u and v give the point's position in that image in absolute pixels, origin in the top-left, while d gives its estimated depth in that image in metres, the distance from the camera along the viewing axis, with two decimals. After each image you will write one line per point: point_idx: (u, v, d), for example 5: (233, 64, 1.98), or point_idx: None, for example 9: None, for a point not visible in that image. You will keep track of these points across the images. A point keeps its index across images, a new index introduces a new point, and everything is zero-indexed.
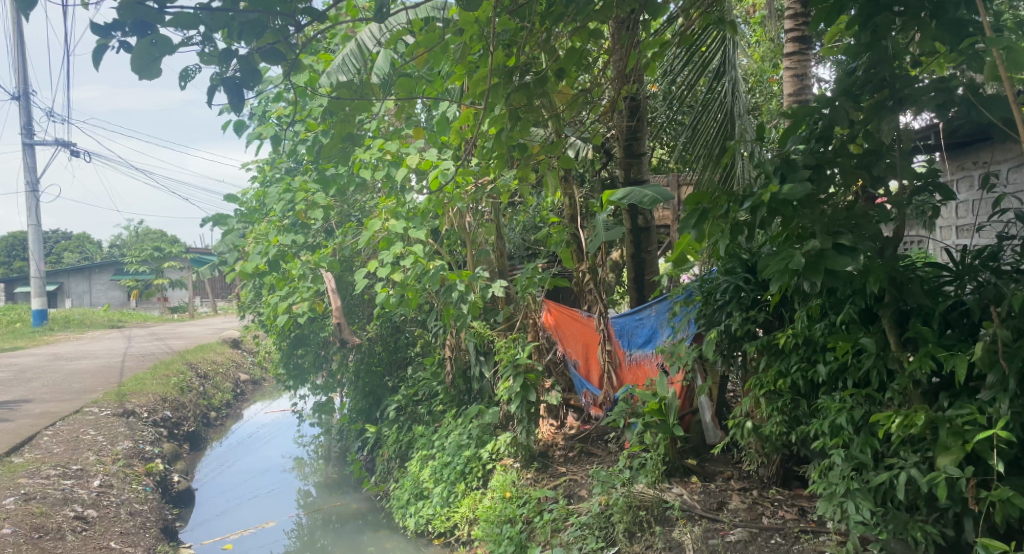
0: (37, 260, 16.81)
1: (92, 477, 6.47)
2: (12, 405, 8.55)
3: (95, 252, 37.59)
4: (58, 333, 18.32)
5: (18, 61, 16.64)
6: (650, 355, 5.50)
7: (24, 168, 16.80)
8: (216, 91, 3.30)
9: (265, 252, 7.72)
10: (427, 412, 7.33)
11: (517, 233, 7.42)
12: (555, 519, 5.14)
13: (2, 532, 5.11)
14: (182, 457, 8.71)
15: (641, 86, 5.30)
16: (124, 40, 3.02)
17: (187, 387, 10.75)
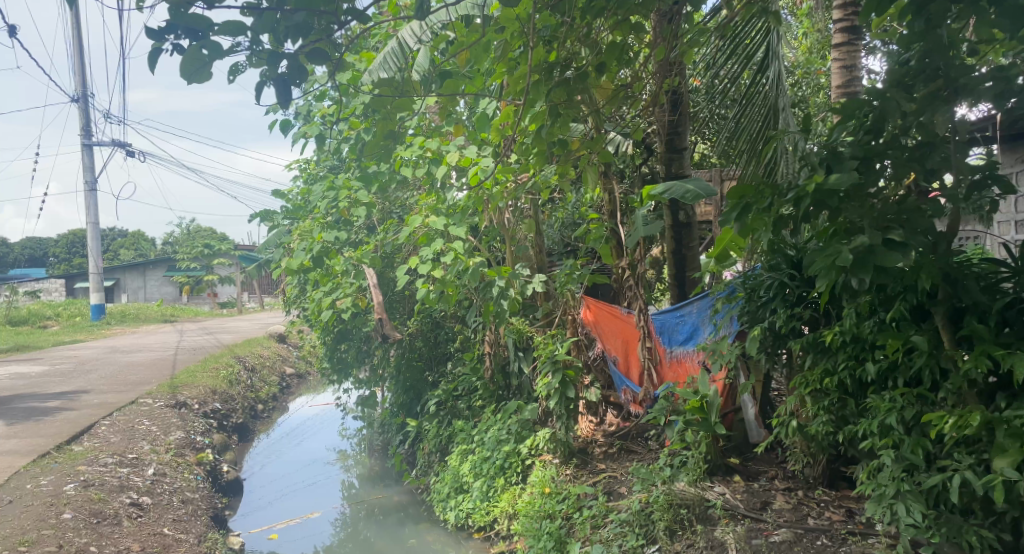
0: (96, 257, 17.27)
1: (146, 466, 6.62)
2: (71, 396, 8.81)
3: (148, 249, 38.50)
4: (116, 327, 18.83)
5: (76, 64, 17.08)
6: (691, 353, 5.40)
7: (83, 168, 17.28)
8: (264, 89, 3.34)
9: (310, 249, 7.80)
10: (467, 406, 7.35)
11: (556, 229, 7.40)
12: (595, 515, 5.11)
13: (64, 517, 5.23)
14: (231, 448, 8.87)
15: (683, 78, 5.23)
16: (176, 43, 3.08)
17: (235, 380, 10.96)
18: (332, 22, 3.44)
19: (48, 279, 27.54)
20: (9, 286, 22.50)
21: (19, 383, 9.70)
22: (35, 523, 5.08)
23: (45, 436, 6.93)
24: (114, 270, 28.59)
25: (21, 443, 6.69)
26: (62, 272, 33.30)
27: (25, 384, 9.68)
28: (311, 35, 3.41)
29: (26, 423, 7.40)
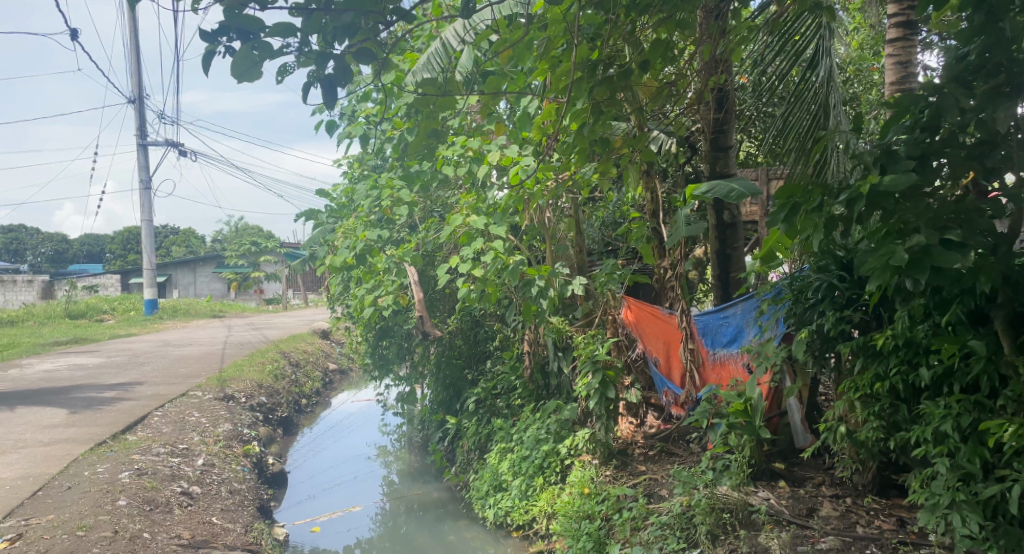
0: (151, 254, 17.68)
1: (196, 456, 6.74)
2: (125, 387, 9.02)
3: (198, 246, 39.35)
4: (169, 322, 19.29)
5: (132, 66, 17.50)
6: (735, 355, 5.31)
7: (139, 167, 17.71)
8: (311, 90, 3.37)
9: (354, 246, 7.85)
10: (505, 405, 7.34)
11: (597, 229, 7.35)
12: (636, 517, 5.06)
13: (118, 504, 5.29)
14: (276, 441, 8.99)
15: (729, 75, 5.13)
16: (229, 45, 3.12)
17: (280, 375, 11.11)
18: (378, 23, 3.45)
19: (103, 275, 28.27)
20: (69, 280, 23.23)
21: (77, 373, 9.99)
22: (91, 509, 5.15)
23: (101, 425, 7.10)
24: (166, 267, 29.29)
25: (78, 432, 6.86)
26: (118, 268, 34.24)
27: (83, 375, 9.95)
28: (357, 36, 3.44)
29: (83, 412, 7.60)
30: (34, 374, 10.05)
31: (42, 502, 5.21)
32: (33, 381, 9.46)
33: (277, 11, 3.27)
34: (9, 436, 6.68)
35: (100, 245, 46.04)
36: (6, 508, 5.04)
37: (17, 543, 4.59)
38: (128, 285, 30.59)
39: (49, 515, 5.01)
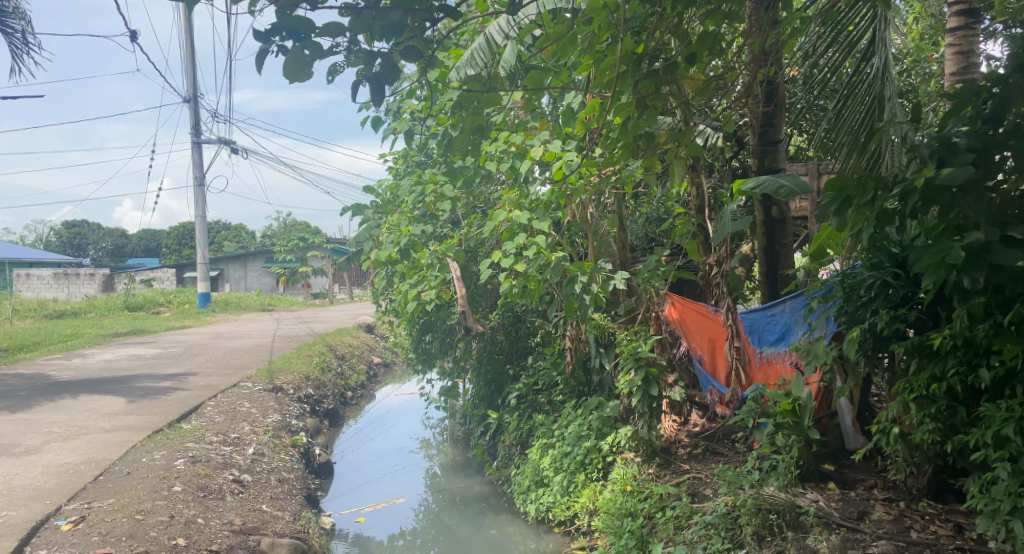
0: (204, 248, 18.06)
1: (247, 445, 6.86)
2: (180, 377, 9.24)
3: (248, 241, 40.20)
4: (222, 315, 19.72)
5: (187, 66, 17.89)
6: (783, 354, 5.20)
7: (193, 164, 18.12)
8: (358, 88, 3.44)
9: (397, 242, 7.88)
10: (547, 401, 7.31)
11: (640, 225, 7.27)
12: (679, 516, 5.00)
13: (175, 490, 5.40)
14: (322, 432, 9.11)
15: (779, 68, 5.06)
16: (282, 45, 3.25)
17: (327, 367, 11.26)
18: (425, 20, 3.48)
19: (158, 268, 29.00)
20: (129, 274, 23.92)
21: (136, 363, 10.26)
22: (149, 494, 5.26)
23: (158, 414, 7.27)
24: (218, 261, 29.99)
25: (137, 419, 7.04)
26: (174, 262, 35.13)
27: (140, 365, 10.23)
28: (403, 33, 3.47)
29: (142, 401, 7.80)
30: (95, 364, 10.37)
31: (104, 486, 5.34)
32: (95, 370, 9.75)
33: (327, 11, 3.36)
34: (73, 423, 6.88)
35: (157, 241, 47.24)
36: (69, 491, 5.18)
37: (80, 525, 4.71)
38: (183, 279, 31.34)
39: (110, 499, 5.13)
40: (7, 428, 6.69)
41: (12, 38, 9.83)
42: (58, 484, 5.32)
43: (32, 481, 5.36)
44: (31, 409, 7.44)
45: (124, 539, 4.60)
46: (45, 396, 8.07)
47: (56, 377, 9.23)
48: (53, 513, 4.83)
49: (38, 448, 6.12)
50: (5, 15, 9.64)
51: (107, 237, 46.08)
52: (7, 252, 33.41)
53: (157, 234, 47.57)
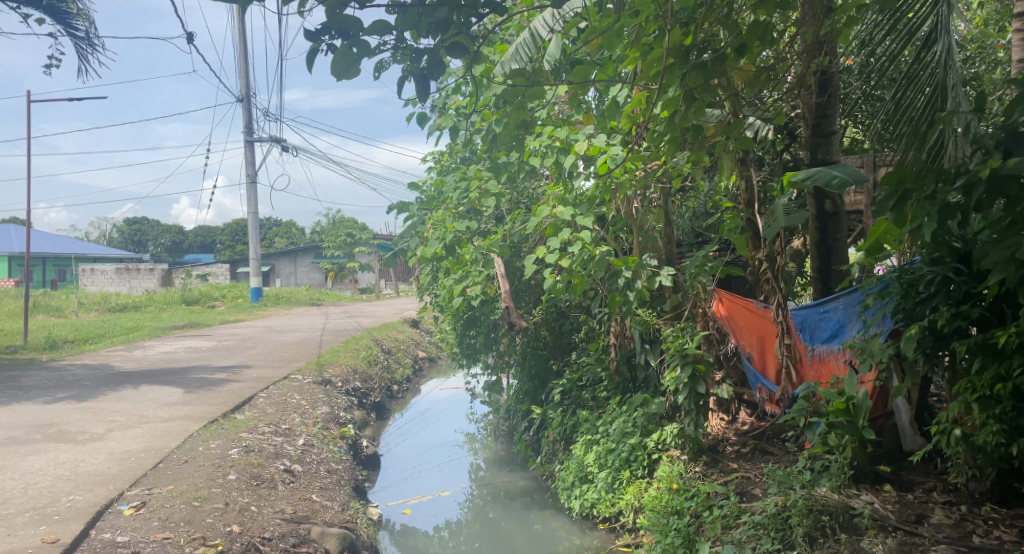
0: (257, 244, 18.39)
1: (297, 436, 6.96)
2: (234, 369, 9.42)
3: (298, 238, 40.88)
4: (274, 309, 20.10)
5: (240, 66, 18.23)
6: (836, 352, 5.05)
7: (246, 163, 18.47)
8: (405, 85, 3.47)
9: (443, 238, 8.01)
10: (591, 397, 7.25)
11: (687, 219, 7.13)
12: (727, 515, 4.91)
13: (229, 478, 5.49)
14: (370, 425, 9.20)
15: (834, 59, 4.97)
16: (330, 43, 3.28)
17: (374, 361, 11.37)
18: (471, 15, 3.50)
19: (212, 264, 29.66)
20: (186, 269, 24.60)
21: (193, 355, 10.51)
22: (205, 482, 5.36)
23: (213, 404, 7.42)
24: (268, 257, 30.55)
25: (193, 409, 7.19)
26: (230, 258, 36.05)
27: (197, 357, 10.46)
28: (449, 30, 3.51)
29: (198, 392, 7.97)
30: (155, 355, 10.65)
31: (163, 473, 5.45)
32: (154, 362, 10.01)
33: (375, 9, 3.41)
34: (134, 412, 7.07)
35: (212, 236, 48.42)
36: (131, 477, 5.30)
37: (141, 510, 4.81)
38: (237, 274, 32.01)
39: (169, 485, 5.23)
40: (72, 416, 6.90)
41: (76, 39, 10.10)
42: (121, 470, 5.45)
43: (97, 466, 5.50)
44: (97, 398, 7.66)
45: (182, 524, 4.69)
46: (108, 385, 8.31)
47: (118, 368, 9.51)
48: (116, 498, 4.95)
49: (102, 435, 6.29)
50: (70, 17, 9.91)
51: (164, 233, 47.34)
52: (71, 248, 34.58)
53: (212, 231, 48.73)
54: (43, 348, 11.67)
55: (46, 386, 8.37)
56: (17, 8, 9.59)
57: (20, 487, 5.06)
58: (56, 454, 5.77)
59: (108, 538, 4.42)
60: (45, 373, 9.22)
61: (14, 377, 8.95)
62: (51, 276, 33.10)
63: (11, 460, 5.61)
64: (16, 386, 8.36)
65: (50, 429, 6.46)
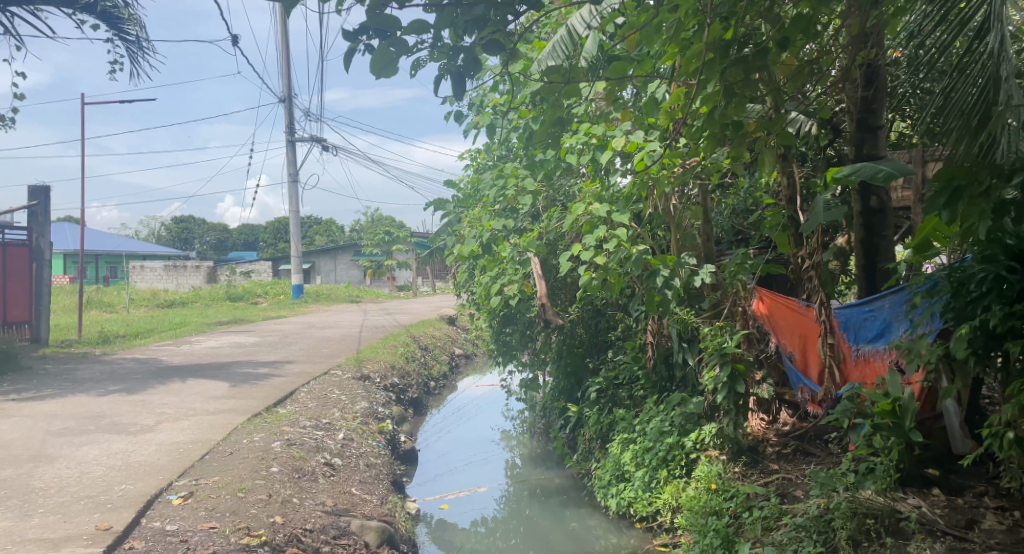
0: (298, 242, 18.63)
1: (337, 430, 7.02)
2: (276, 364, 9.56)
3: (337, 235, 41.39)
4: (315, 305, 20.34)
5: (283, 68, 18.48)
6: (882, 351, 4.92)
7: (288, 162, 18.72)
8: (442, 83, 3.49)
9: (480, 236, 8.11)
10: (628, 396, 7.19)
11: (726, 217, 6.99)
12: (767, 517, 4.83)
13: (272, 470, 5.56)
14: (407, 420, 9.25)
15: (881, 50, 4.86)
16: (368, 43, 3.31)
17: (412, 357, 11.45)
18: (506, 13, 3.50)
19: (255, 262, 30.16)
20: (230, 267, 25.13)
21: (237, 350, 10.69)
22: (249, 473, 5.43)
23: (257, 398, 7.54)
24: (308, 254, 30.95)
25: (238, 403, 7.31)
26: (271, 256, 36.65)
27: (241, 351, 10.64)
28: (486, 28, 3.50)
29: (242, 386, 8.09)
30: (202, 350, 10.85)
31: (209, 464, 5.54)
32: (200, 356, 10.21)
33: (414, 9, 3.42)
34: (182, 404, 7.20)
35: (254, 234, 49.23)
36: (179, 468, 5.40)
37: (189, 500, 4.89)
38: (278, 271, 32.46)
39: (215, 477, 5.31)
40: (123, 408, 7.06)
41: (128, 43, 10.31)
42: (170, 460, 5.55)
43: (146, 457, 5.61)
44: (146, 391, 7.83)
45: (227, 514, 4.75)
46: (157, 378, 8.49)
47: (166, 361, 9.73)
48: (165, 488, 5.04)
49: (151, 427, 6.42)
50: (121, 22, 10.12)
51: (209, 231, 48.34)
52: (120, 245, 35.45)
53: (254, 228, 49.53)
54: (96, 341, 11.99)
55: (99, 378, 8.58)
56: (73, 14, 9.83)
57: (74, 475, 5.18)
58: (108, 444, 5.90)
59: (157, 526, 4.51)
60: (98, 366, 9.47)
61: (69, 369, 9.20)
62: (102, 273, 33.98)
63: (66, 449, 5.75)
64: (71, 379, 8.58)
65: (102, 420, 6.61)
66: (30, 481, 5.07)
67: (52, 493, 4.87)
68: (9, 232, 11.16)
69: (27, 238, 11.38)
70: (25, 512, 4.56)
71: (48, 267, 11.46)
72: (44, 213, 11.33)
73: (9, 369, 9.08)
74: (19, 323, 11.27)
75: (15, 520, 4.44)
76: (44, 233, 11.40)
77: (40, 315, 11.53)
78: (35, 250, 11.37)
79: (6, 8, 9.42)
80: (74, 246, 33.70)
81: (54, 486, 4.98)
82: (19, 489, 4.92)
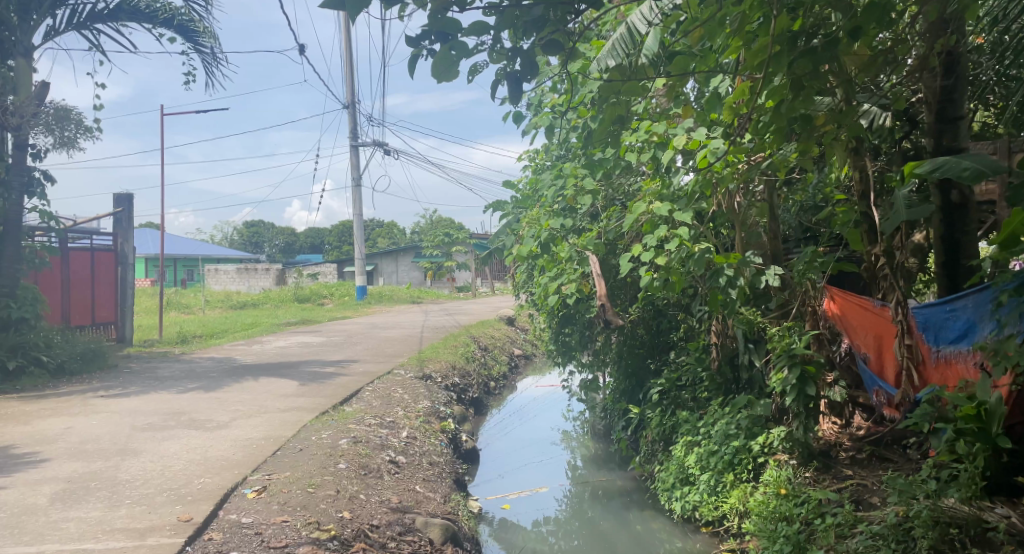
0: (361, 244, 18.88)
1: (400, 429, 7.07)
2: (342, 363, 9.70)
3: (399, 237, 42.00)
4: (378, 306, 20.61)
5: (347, 75, 18.81)
6: (965, 353, 4.71)
7: (352, 166, 19.04)
8: (501, 86, 3.47)
9: (538, 236, 8.10)
10: (691, 398, 7.03)
11: (793, 214, 6.79)
12: (841, 524, 4.65)
13: (339, 466, 5.62)
14: (468, 420, 9.27)
15: (962, 37, 4.62)
16: (430, 48, 3.30)
17: (472, 357, 11.49)
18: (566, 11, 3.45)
19: (320, 264, 30.81)
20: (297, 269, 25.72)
21: (303, 350, 10.90)
22: (318, 469, 5.50)
23: (324, 397, 7.65)
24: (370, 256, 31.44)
25: (307, 401, 7.43)
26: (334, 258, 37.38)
27: (308, 351, 10.85)
28: (545, 28, 3.47)
29: (311, 384, 8.23)
30: (273, 349, 11.11)
31: (281, 460, 5.65)
32: (270, 355, 10.45)
33: (474, 11, 3.40)
34: (254, 402, 7.35)
35: (318, 237, 50.29)
36: (253, 462, 5.51)
37: (263, 494, 4.98)
38: (342, 273, 33.08)
39: (286, 472, 5.40)
40: (200, 405, 7.26)
41: (204, 55, 10.60)
42: (245, 456, 5.67)
43: (223, 452, 5.74)
44: (221, 389, 8.04)
45: (298, 509, 4.81)
46: (232, 377, 8.72)
47: (240, 360, 9.98)
48: (240, 482, 5.14)
49: (227, 423, 6.58)
50: (197, 35, 10.41)
51: (276, 234, 49.68)
52: (194, 249, 36.70)
53: (318, 231, 50.60)
54: (174, 341, 12.37)
55: (178, 376, 8.85)
56: (153, 28, 10.16)
57: (157, 469, 5.33)
58: (188, 439, 6.06)
59: (233, 518, 4.60)
60: (176, 365, 9.77)
61: (151, 368, 9.52)
62: (179, 276, 35.20)
63: (149, 444, 5.93)
64: (153, 376, 8.89)
65: (182, 416, 6.80)
66: (116, 474, 5.23)
67: (137, 485, 5.02)
68: (95, 238, 11.56)
69: (112, 243, 11.79)
70: (113, 502, 4.70)
71: (132, 271, 11.88)
72: (127, 219, 11.68)
73: (97, 367, 9.45)
74: (106, 323, 11.69)
75: (104, 511, 4.58)
76: (128, 238, 11.78)
77: (124, 315, 11.95)
78: (120, 255, 11.81)
79: (92, 25, 9.80)
80: (153, 251, 35.03)
81: (138, 478, 5.13)
82: (107, 481, 5.09)
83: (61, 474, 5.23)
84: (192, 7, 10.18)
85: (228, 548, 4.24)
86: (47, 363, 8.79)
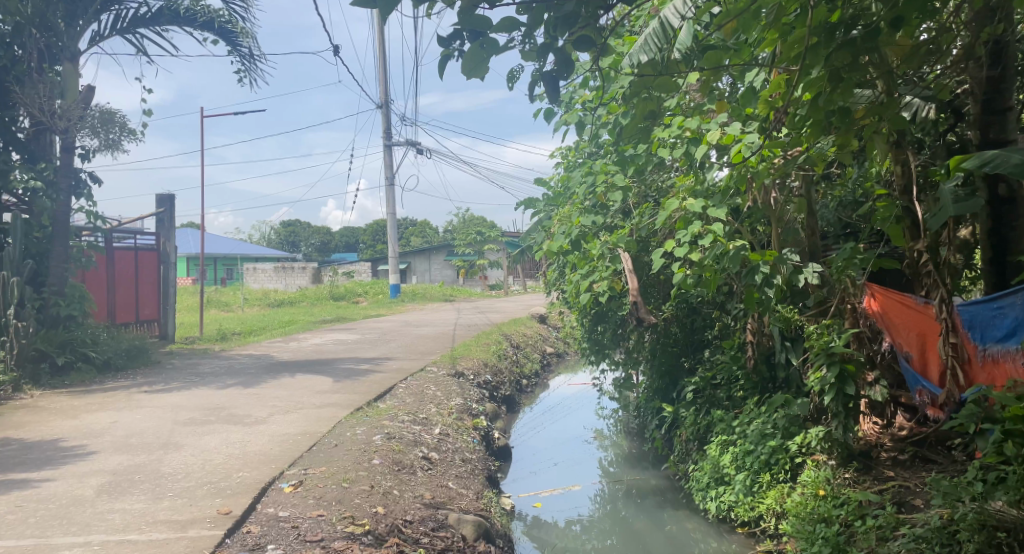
0: (395, 242, 18.96)
1: (433, 426, 7.06)
2: (377, 360, 9.75)
3: (432, 236, 42.20)
4: (412, 304, 20.70)
5: (381, 75, 18.90)
6: (1013, 351, 4.64)
7: (386, 166, 19.14)
8: (536, 87, 3.44)
9: (569, 233, 8.04)
10: (726, 397, 6.90)
11: (832, 210, 6.64)
12: (882, 526, 4.57)
13: (374, 462, 5.63)
14: (501, 417, 9.25)
15: (1010, 26, 4.47)
16: (461, 48, 3.28)
17: (505, 355, 11.47)
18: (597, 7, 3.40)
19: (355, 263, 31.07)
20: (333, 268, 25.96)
21: (338, 347, 10.98)
22: (353, 465, 5.52)
23: (359, 393, 7.68)
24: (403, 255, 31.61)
25: (342, 397, 7.47)
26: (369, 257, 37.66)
27: (343, 348, 10.92)
28: (576, 25, 3.41)
29: (346, 381, 8.28)
30: (308, 347, 11.20)
31: (316, 455, 5.67)
32: (306, 352, 10.54)
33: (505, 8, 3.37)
34: (291, 398, 7.41)
35: (353, 236, 50.72)
36: (289, 457, 5.54)
37: (299, 488, 5.01)
38: (376, 271, 33.35)
39: (322, 466, 5.43)
40: (239, 400, 7.34)
41: (242, 57, 10.71)
42: (282, 450, 5.71)
43: (261, 447, 5.78)
44: (260, 385, 8.13)
45: (334, 503, 4.83)
46: (269, 373, 8.80)
47: (277, 357, 10.08)
48: (278, 477, 5.18)
49: (265, 418, 6.64)
50: (235, 36, 10.51)
51: (312, 233, 50.22)
52: (233, 248, 37.25)
53: (352, 230, 51.04)
54: (214, 338, 12.55)
55: (217, 372, 8.97)
56: (193, 31, 10.27)
57: (198, 463, 5.39)
58: (227, 434, 6.13)
59: (271, 512, 4.63)
60: (216, 361, 9.91)
61: (191, 364, 9.66)
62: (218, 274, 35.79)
63: (190, 438, 6.01)
64: (193, 373, 9.01)
65: (221, 412, 6.88)
66: (159, 467, 5.30)
67: (179, 478, 5.08)
68: (139, 237, 11.75)
69: (155, 243, 11.93)
70: (155, 495, 4.76)
71: (175, 270, 12.10)
72: (170, 219, 11.88)
73: (140, 363, 9.63)
74: (150, 321, 11.90)
75: (147, 503, 4.63)
76: (171, 237, 11.99)
77: (167, 313, 12.15)
78: (163, 254, 11.98)
79: (134, 30, 9.95)
80: (193, 250, 35.64)
81: (180, 471, 5.20)
82: (150, 474, 5.16)
83: (107, 467, 5.32)
84: (231, 9, 10.29)
85: (266, 541, 4.26)
86: (93, 359, 8.97)
